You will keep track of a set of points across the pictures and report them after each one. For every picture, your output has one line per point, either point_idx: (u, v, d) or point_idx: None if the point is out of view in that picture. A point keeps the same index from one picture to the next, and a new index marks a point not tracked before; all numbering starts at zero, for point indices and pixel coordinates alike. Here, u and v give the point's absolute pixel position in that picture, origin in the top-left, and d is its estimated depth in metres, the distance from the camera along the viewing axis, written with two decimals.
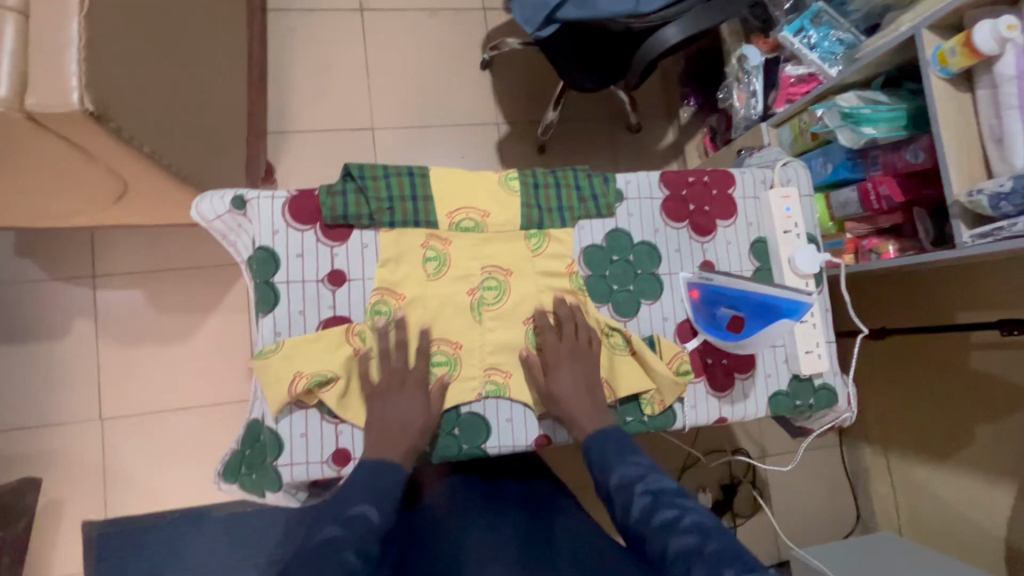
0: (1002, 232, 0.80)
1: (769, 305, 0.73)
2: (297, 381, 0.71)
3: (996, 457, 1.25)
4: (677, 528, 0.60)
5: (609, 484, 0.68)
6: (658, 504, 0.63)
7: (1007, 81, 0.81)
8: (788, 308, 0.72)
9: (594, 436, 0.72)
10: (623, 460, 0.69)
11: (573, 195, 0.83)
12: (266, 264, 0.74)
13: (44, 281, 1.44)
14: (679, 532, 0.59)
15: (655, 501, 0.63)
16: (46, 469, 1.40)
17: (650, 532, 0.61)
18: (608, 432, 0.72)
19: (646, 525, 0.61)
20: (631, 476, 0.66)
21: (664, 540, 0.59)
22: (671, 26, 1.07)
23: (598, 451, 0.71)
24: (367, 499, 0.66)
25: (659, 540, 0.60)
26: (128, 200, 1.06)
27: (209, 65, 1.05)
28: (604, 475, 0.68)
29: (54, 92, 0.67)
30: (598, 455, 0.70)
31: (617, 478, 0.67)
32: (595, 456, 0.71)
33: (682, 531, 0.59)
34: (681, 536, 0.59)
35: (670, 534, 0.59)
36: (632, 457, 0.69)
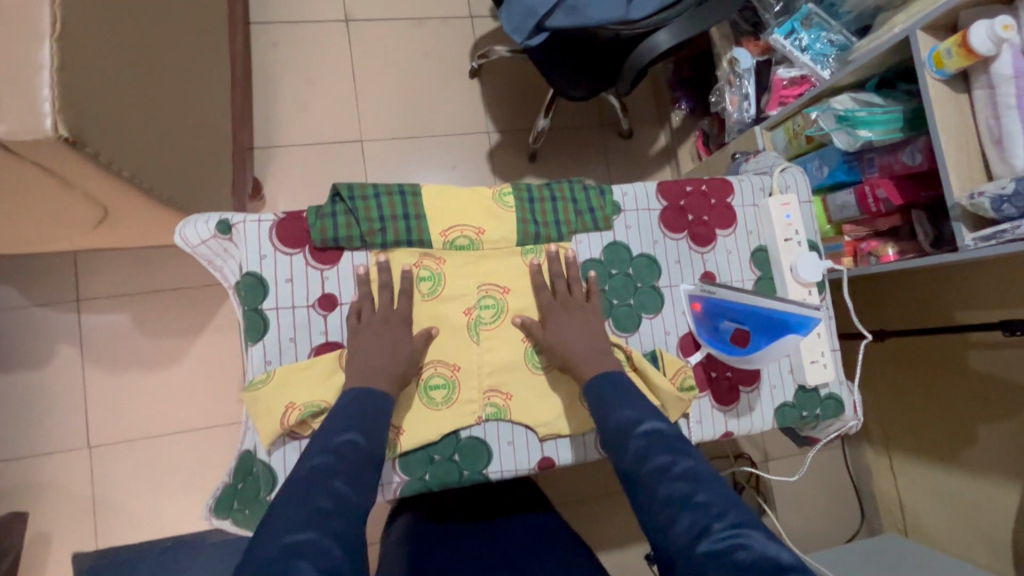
0: (1005, 235, 0.79)
1: (776, 319, 0.70)
2: (288, 414, 0.68)
3: (1001, 458, 1.24)
4: (669, 473, 0.58)
5: (605, 424, 0.65)
6: (652, 449, 0.60)
7: (1005, 81, 0.80)
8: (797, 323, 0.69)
9: (594, 377, 0.70)
10: (621, 402, 0.66)
11: (569, 208, 0.81)
12: (254, 291, 0.71)
13: (26, 306, 1.40)
14: (672, 478, 0.57)
15: (650, 445, 0.61)
16: (32, 501, 1.35)
17: (640, 474, 0.59)
18: (608, 374, 0.69)
19: (637, 467, 0.60)
20: (628, 417, 0.64)
21: (655, 484, 0.58)
22: (662, 32, 1.05)
23: (598, 390, 0.68)
24: (355, 424, 0.61)
25: (650, 483, 0.58)
26: (109, 224, 1.02)
27: (190, 82, 1.02)
28: (601, 413, 0.66)
29: (26, 118, 0.64)
30: (597, 396, 0.67)
31: (613, 419, 0.65)
32: (594, 396, 0.68)
33: (674, 477, 0.58)
34: (672, 482, 0.57)
35: (662, 479, 0.58)
36: (631, 399, 0.66)
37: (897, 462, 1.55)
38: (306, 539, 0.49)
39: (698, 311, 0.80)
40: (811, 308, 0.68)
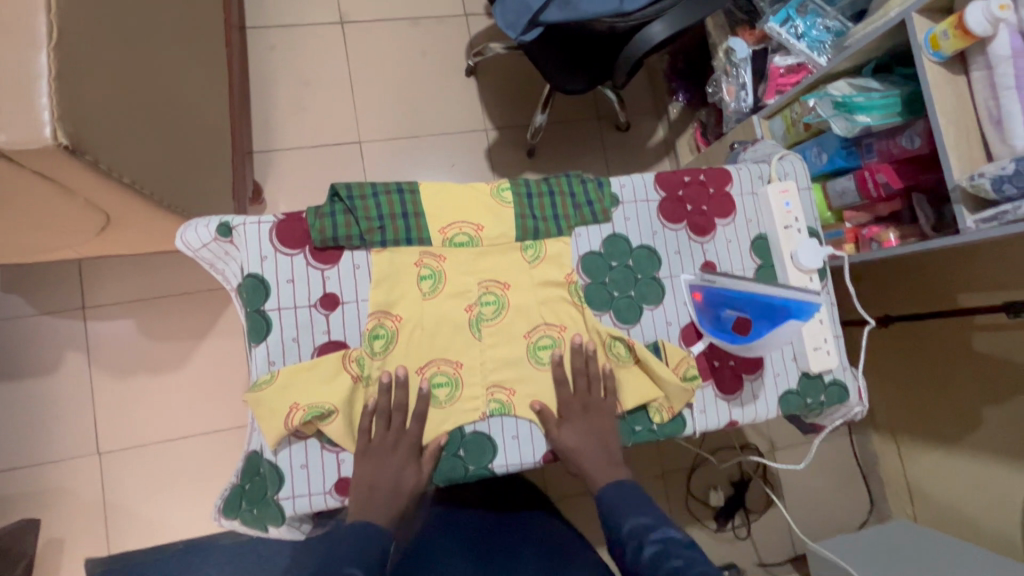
0: (1006, 215, 0.78)
1: (777, 306, 0.72)
2: (293, 414, 0.68)
3: (1010, 442, 1.23)
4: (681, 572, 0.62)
5: (618, 532, 0.70)
6: (663, 552, 0.65)
7: (1003, 61, 0.80)
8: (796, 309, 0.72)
9: (608, 485, 0.74)
10: (633, 509, 0.71)
11: (567, 202, 0.81)
12: (256, 292, 0.72)
13: (33, 315, 1.41)
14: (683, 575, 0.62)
15: (662, 549, 0.66)
16: (44, 507, 1.36)
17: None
18: (621, 481, 0.74)
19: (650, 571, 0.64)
20: (640, 524, 0.69)
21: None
22: (657, 23, 1.05)
23: (609, 497, 0.73)
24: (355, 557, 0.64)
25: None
26: (112, 231, 1.03)
27: (188, 87, 1.03)
28: (615, 520, 0.71)
29: (25, 127, 0.64)
30: (608, 501, 0.73)
31: (626, 527, 0.70)
32: (607, 504, 0.73)
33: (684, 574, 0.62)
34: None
35: None
36: (642, 507, 0.72)
37: (904, 449, 1.55)
38: None
39: (699, 300, 0.80)
40: (810, 293, 0.71)
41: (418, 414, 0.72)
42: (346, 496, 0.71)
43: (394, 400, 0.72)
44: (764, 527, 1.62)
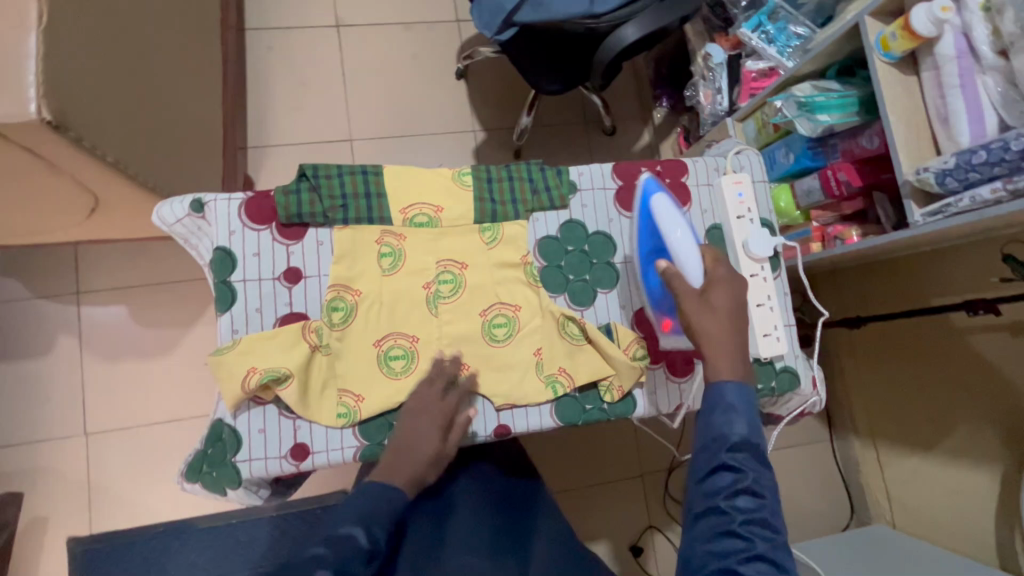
0: (950, 209, 0.81)
1: (644, 228, 0.77)
2: (250, 377, 0.71)
3: (981, 444, 1.24)
4: (755, 522, 0.55)
5: (716, 429, 0.59)
6: (754, 490, 0.56)
7: (948, 61, 0.83)
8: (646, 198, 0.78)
9: (731, 394, 0.60)
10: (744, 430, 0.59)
11: (526, 187, 0.84)
12: (223, 264, 0.76)
13: (28, 299, 1.46)
14: (756, 529, 0.54)
15: (754, 487, 0.56)
16: (31, 485, 1.40)
17: (723, 510, 0.56)
18: (743, 389, 0.62)
19: (726, 500, 0.56)
20: (747, 446, 0.58)
21: (738, 522, 0.55)
22: (628, 25, 1.09)
23: (729, 399, 0.61)
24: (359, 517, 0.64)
25: (733, 517, 0.55)
26: (101, 214, 1.08)
27: (178, 79, 1.08)
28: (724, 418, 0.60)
29: (12, 103, 0.69)
30: (720, 405, 0.60)
31: (731, 435, 0.59)
32: (721, 399, 0.61)
33: (758, 528, 0.54)
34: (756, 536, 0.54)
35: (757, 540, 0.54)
36: (756, 427, 0.60)
37: (884, 453, 1.54)
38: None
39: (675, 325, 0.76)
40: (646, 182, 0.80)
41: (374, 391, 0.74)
42: (301, 461, 0.74)
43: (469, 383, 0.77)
44: None
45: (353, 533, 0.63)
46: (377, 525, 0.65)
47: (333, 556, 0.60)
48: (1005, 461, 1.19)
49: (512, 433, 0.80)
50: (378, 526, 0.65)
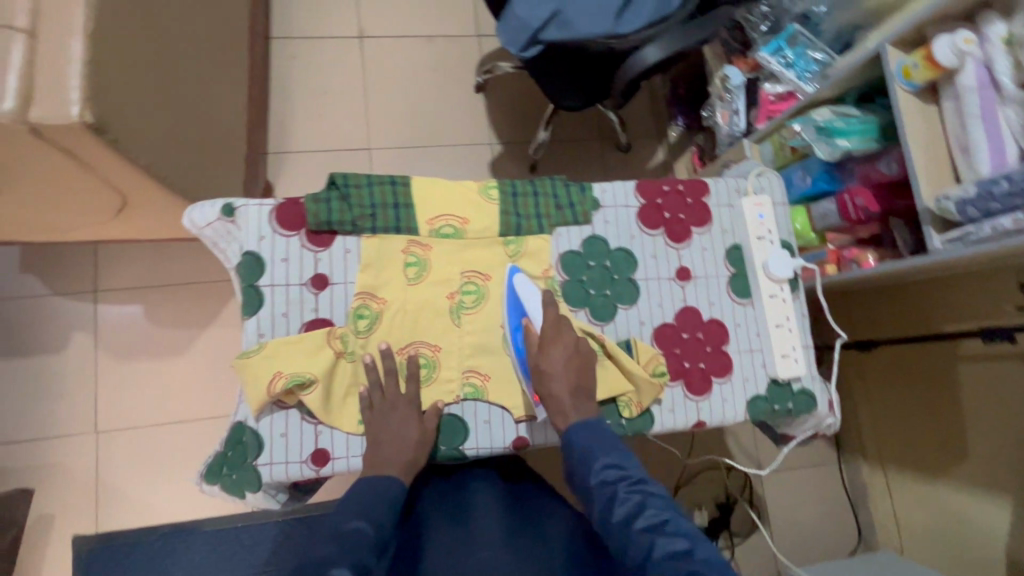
0: (970, 237, 0.82)
1: (513, 302, 0.79)
2: (275, 381, 0.72)
3: (994, 472, 1.23)
4: (663, 531, 0.62)
5: (587, 480, 0.68)
6: (645, 506, 0.64)
7: (969, 91, 0.84)
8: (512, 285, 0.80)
9: (578, 425, 0.71)
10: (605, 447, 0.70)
11: (550, 202, 0.85)
12: (252, 268, 0.77)
13: (47, 295, 1.48)
14: (667, 537, 0.61)
15: (644, 504, 0.64)
16: (40, 481, 1.40)
17: (625, 529, 0.63)
18: (592, 423, 0.72)
19: (631, 529, 0.62)
20: (618, 474, 0.67)
21: (651, 543, 0.61)
22: (651, 47, 1.11)
23: (584, 443, 0.70)
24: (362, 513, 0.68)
25: (645, 541, 0.61)
26: (127, 214, 1.09)
27: (209, 85, 1.11)
28: (588, 464, 0.68)
29: (57, 105, 0.71)
30: (577, 442, 0.70)
31: (602, 475, 0.67)
32: (578, 446, 0.70)
33: (669, 535, 0.61)
34: (669, 540, 0.61)
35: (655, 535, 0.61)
36: (619, 454, 0.69)
37: (892, 479, 1.53)
38: None
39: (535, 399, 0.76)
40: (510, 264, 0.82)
41: (392, 399, 0.74)
42: (321, 466, 0.75)
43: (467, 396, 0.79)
44: (749, 550, 1.61)
45: (358, 528, 0.66)
46: (376, 514, 0.69)
47: (344, 552, 0.63)
48: (1017, 490, 1.18)
49: (530, 445, 0.80)
50: (378, 516, 0.69)
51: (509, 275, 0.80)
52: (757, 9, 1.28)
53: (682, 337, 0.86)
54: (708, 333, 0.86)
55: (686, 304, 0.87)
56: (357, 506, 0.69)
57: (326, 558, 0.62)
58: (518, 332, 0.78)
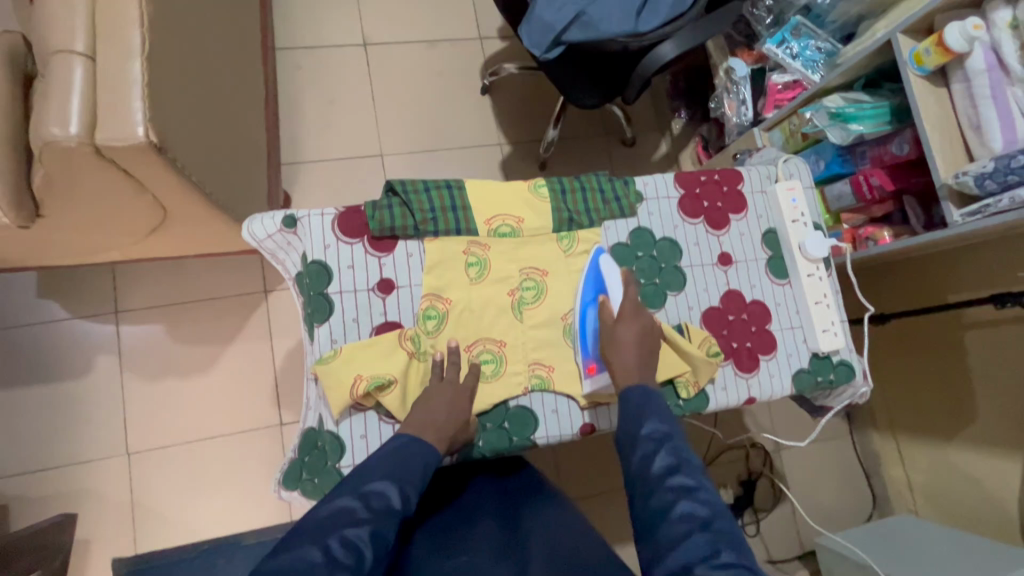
0: (989, 209, 0.88)
1: (594, 276, 0.83)
2: (357, 385, 0.74)
3: (1000, 429, 1.31)
4: (691, 494, 0.61)
5: (637, 431, 0.68)
6: (680, 468, 0.64)
7: (978, 74, 0.91)
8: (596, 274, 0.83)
9: (636, 386, 0.73)
10: (653, 412, 0.70)
11: (598, 197, 0.89)
12: (319, 277, 0.79)
13: (66, 319, 1.46)
14: (693, 501, 0.61)
15: (680, 465, 0.64)
16: (73, 507, 1.39)
17: (658, 482, 0.63)
18: (648, 388, 0.72)
19: (660, 485, 0.63)
20: (663, 433, 0.67)
21: (675, 502, 0.61)
22: (667, 43, 1.16)
23: (638, 401, 0.71)
24: (390, 471, 0.66)
25: (670, 498, 0.61)
26: (163, 230, 1.10)
27: (237, 100, 1.12)
28: (636, 422, 0.68)
29: (122, 127, 0.72)
30: (633, 400, 0.71)
31: (648, 430, 0.68)
32: (632, 402, 0.71)
33: (695, 501, 0.61)
34: (694, 506, 0.61)
35: (683, 497, 0.61)
36: (667, 418, 0.70)
37: (905, 446, 1.60)
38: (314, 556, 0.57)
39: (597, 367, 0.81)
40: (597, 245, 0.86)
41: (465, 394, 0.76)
42: None
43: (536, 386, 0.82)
44: (774, 523, 1.66)
45: (385, 491, 0.64)
46: (408, 481, 0.66)
47: (368, 514, 0.62)
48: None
49: (596, 430, 0.84)
50: (409, 486, 0.66)
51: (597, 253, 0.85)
52: (762, 2, 1.33)
53: (728, 319, 0.90)
54: (751, 313, 0.91)
55: (729, 288, 0.91)
56: (391, 466, 0.66)
57: (347, 513, 0.61)
58: (592, 305, 0.82)
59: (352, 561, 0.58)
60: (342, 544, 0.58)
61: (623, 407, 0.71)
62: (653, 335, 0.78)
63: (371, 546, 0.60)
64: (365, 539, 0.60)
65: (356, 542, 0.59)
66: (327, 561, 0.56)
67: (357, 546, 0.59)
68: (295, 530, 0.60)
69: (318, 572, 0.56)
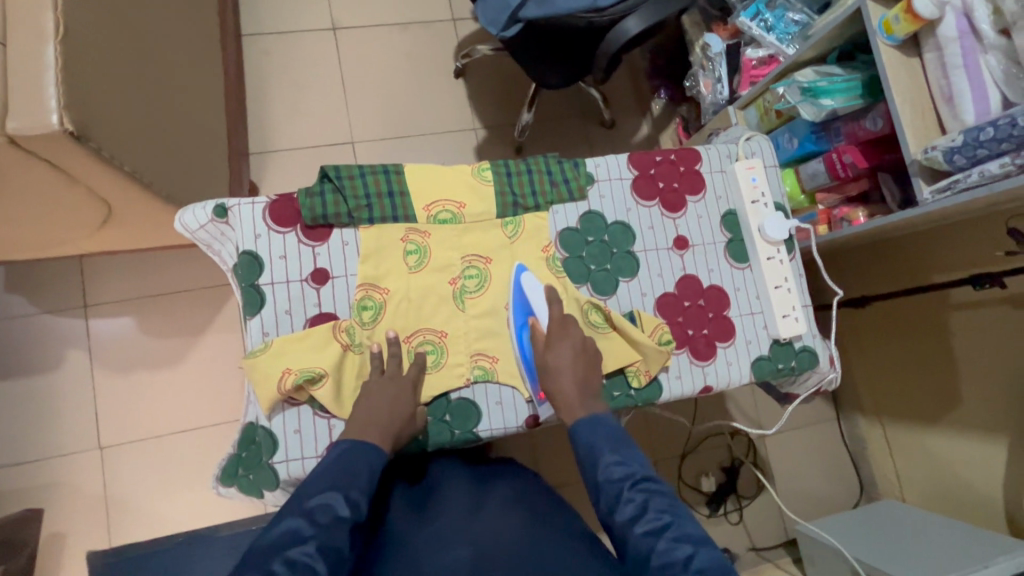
0: (959, 184, 0.83)
1: (519, 301, 0.79)
2: (285, 378, 0.72)
3: (986, 414, 1.26)
4: (665, 534, 0.58)
5: (597, 477, 0.65)
6: (648, 507, 0.61)
7: (951, 42, 0.85)
8: (520, 303, 0.79)
9: (585, 419, 0.70)
10: (612, 446, 0.67)
11: (545, 180, 0.85)
12: (251, 268, 0.76)
13: (36, 314, 1.45)
14: (668, 540, 0.57)
15: (647, 504, 0.61)
16: (47, 501, 1.39)
17: (631, 531, 0.60)
18: (599, 419, 0.70)
19: (632, 534, 0.60)
20: (623, 471, 0.64)
21: (650, 548, 0.57)
22: (631, 18, 1.10)
23: (589, 439, 0.68)
24: (336, 483, 0.63)
25: (645, 545, 0.58)
26: (114, 222, 1.07)
27: (187, 88, 1.09)
28: (594, 467, 0.66)
29: (34, 115, 0.69)
30: (587, 442, 0.69)
31: (607, 472, 0.65)
32: (585, 441, 0.68)
33: (671, 541, 0.57)
34: (669, 545, 0.57)
35: (657, 539, 0.58)
36: (626, 451, 0.67)
37: (891, 431, 1.55)
38: None
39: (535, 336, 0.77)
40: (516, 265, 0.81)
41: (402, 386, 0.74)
42: None
43: (479, 377, 0.79)
44: (758, 511, 1.63)
45: (330, 502, 0.61)
46: (353, 488, 0.64)
47: (314, 529, 0.58)
48: (1008, 429, 1.22)
49: (542, 422, 0.81)
50: (356, 492, 0.64)
51: (517, 273, 0.80)
52: None
53: (683, 305, 0.86)
54: (708, 299, 0.87)
55: (685, 273, 0.88)
56: (333, 478, 0.64)
57: (292, 533, 0.57)
58: (524, 330, 0.78)
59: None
60: (289, 565, 0.54)
61: (580, 452, 0.69)
62: (591, 352, 0.76)
63: (323, 561, 0.56)
64: (314, 554, 0.56)
65: (308, 560, 0.55)
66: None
67: (308, 563, 0.55)
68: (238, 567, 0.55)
69: None
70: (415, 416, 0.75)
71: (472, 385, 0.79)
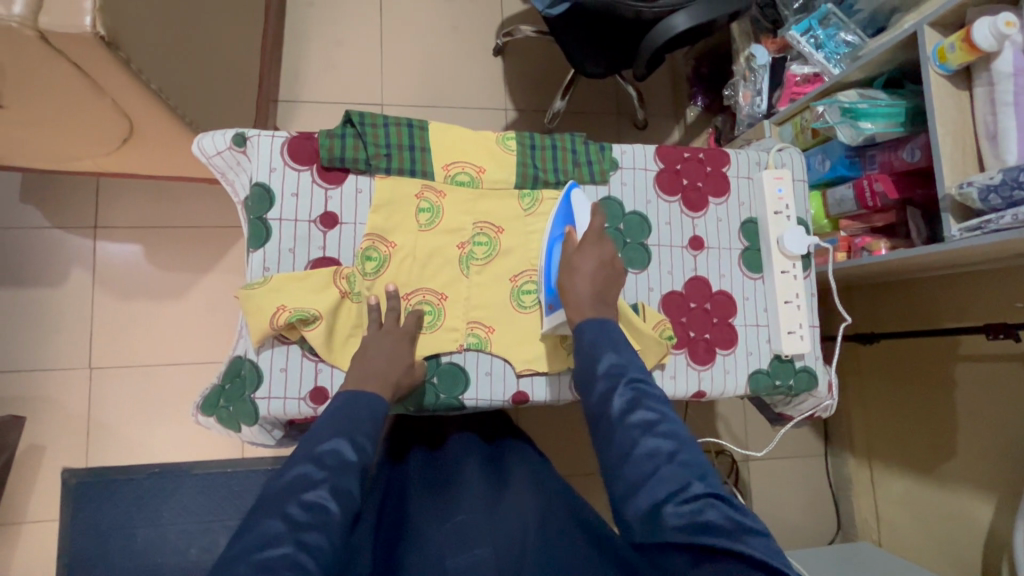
0: (989, 225, 0.81)
1: (562, 210, 0.78)
2: (278, 314, 0.71)
3: (980, 468, 1.23)
4: (653, 430, 0.58)
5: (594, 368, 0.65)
6: (641, 404, 0.60)
7: (1005, 78, 0.82)
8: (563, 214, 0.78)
9: (589, 321, 0.69)
10: (612, 347, 0.66)
11: (569, 157, 0.84)
12: (261, 200, 0.75)
13: (46, 228, 1.45)
14: (654, 437, 0.57)
15: (640, 401, 0.60)
16: (30, 412, 1.39)
17: (625, 425, 0.59)
18: (607, 324, 0.69)
19: (622, 424, 0.59)
20: (621, 369, 0.63)
21: (635, 440, 0.57)
22: (681, 14, 1.08)
23: (593, 338, 0.67)
24: (342, 432, 0.62)
25: (631, 437, 0.58)
26: (134, 141, 1.06)
27: (227, 20, 1.07)
28: (593, 358, 0.65)
29: (68, 12, 0.68)
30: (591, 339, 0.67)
31: (605, 368, 0.64)
32: (590, 339, 0.68)
33: (656, 436, 0.57)
34: (653, 441, 0.57)
35: (646, 434, 0.57)
36: (625, 352, 0.66)
37: (878, 473, 1.52)
38: (273, 531, 0.51)
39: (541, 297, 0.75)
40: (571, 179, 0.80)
41: (394, 341, 0.73)
42: (320, 405, 0.74)
43: (471, 345, 0.78)
44: None
45: (338, 448, 0.60)
46: (360, 433, 0.63)
47: (324, 473, 0.57)
48: (1001, 488, 1.19)
49: (529, 401, 0.80)
50: (361, 436, 0.63)
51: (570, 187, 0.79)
52: None
53: (689, 306, 0.85)
54: (715, 304, 0.86)
55: (696, 274, 0.86)
56: (339, 425, 0.63)
57: (303, 478, 0.57)
58: (557, 241, 0.77)
59: (317, 520, 0.53)
60: (302, 507, 0.54)
61: (582, 350, 0.68)
62: (612, 282, 0.74)
63: (336, 500, 0.56)
64: (328, 496, 0.56)
65: (321, 502, 0.55)
66: (290, 526, 0.52)
67: (323, 504, 0.54)
68: (251, 512, 0.55)
69: (281, 542, 0.51)
70: (413, 366, 0.74)
71: (465, 350, 0.78)
